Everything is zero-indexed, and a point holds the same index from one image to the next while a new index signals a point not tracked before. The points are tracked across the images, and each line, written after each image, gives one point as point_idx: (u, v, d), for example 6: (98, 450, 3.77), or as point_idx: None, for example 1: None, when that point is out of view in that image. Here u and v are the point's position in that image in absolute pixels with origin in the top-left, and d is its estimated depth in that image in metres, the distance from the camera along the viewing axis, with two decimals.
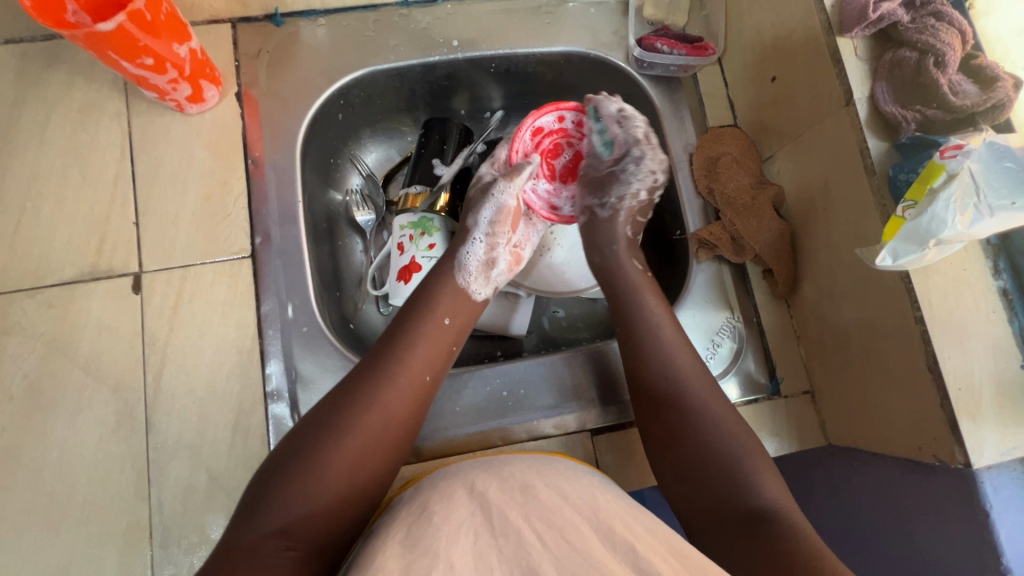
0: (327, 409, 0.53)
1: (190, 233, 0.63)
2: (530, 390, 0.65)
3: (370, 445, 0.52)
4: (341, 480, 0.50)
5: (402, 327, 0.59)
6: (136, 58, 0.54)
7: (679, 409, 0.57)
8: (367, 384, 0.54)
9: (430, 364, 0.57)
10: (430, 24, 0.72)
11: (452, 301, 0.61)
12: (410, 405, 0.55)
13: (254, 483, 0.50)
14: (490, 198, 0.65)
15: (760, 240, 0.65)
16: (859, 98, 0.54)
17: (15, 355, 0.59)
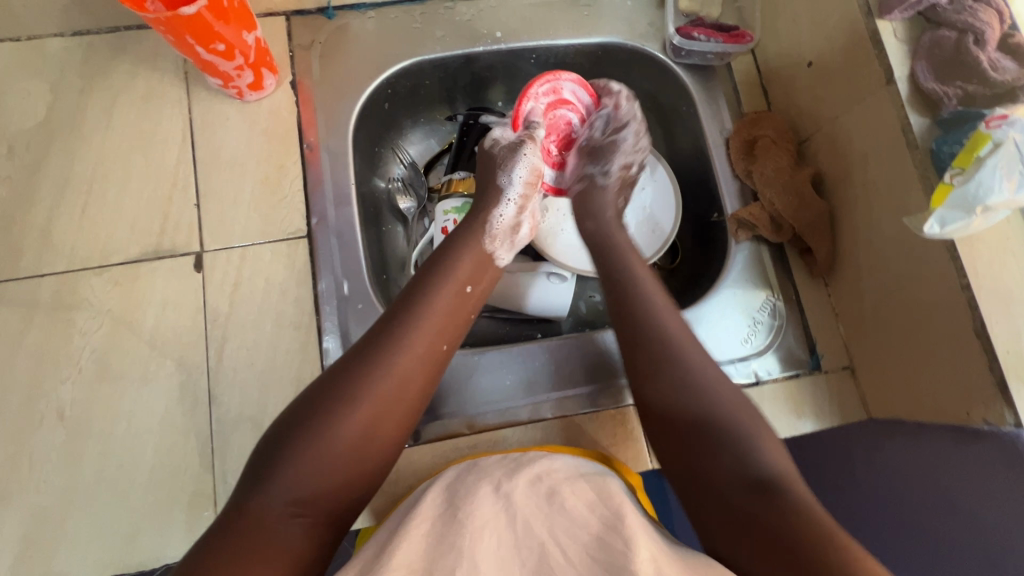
0: (342, 374, 0.51)
1: (249, 214, 0.66)
2: (576, 364, 0.67)
3: (383, 411, 0.51)
4: (354, 446, 0.49)
5: (413, 294, 0.56)
6: (210, 43, 0.57)
7: (684, 380, 0.53)
8: (378, 352, 0.52)
9: (443, 331, 0.56)
10: (474, 17, 0.75)
11: (473, 270, 0.60)
12: (423, 376, 0.54)
13: (260, 449, 0.50)
14: (521, 158, 0.67)
15: (800, 218, 0.67)
16: (900, 77, 0.56)
17: (84, 330, 0.61)
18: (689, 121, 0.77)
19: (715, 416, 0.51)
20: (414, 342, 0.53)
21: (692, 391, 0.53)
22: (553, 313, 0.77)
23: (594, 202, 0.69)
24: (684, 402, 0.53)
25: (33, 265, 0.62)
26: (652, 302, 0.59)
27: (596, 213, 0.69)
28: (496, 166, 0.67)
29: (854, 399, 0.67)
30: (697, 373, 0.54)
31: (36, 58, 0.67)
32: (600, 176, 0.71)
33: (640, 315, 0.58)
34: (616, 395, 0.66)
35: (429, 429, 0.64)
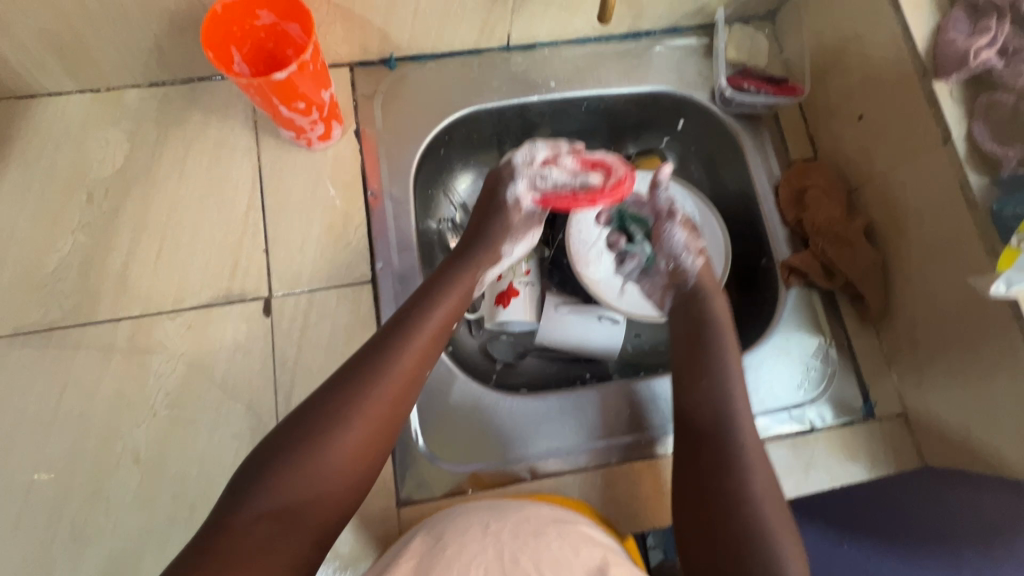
0: (338, 394, 0.53)
1: (316, 259, 0.68)
2: (611, 413, 0.68)
3: (373, 430, 0.53)
4: (343, 464, 0.51)
5: (406, 320, 0.58)
6: (291, 102, 0.60)
7: (717, 444, 0.58)
8: (370, 373, 0.54)
9: (426, 355, 0.58)
10: (529, 67, 0.78)
11: (461, 300, 0.63)
12: (409, 402, 0.56)
13: (250, 460, 0.51)
14: (529, 233, 0.71)
15: (853, 267, 0.68)
16: (957, 137, 0.58)
17: (158, 373, 0.63)
18: (737, 167, 0.79)
19: (734, 475, 0.55)
20: (403, 367, 0.56)
21: (718, 451, 0.57)
22: (603, 352, 0.78)
23: (708, 280, 0.70)
24: (711, 459, 0.57)
25: (111, 308, 0.64)
26: (721, 363, 0.62)
27: (710, 290, 0.69)
28: (501, 236, 0.69)
29: (908, 446, 0.68)
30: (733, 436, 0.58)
31: (115, 108, 0.70)
32: (694, 259, 0.70)
33: (709, 382, 0.61)
34: (653, 445, 0.67)
35: (488, 473, 0.64)
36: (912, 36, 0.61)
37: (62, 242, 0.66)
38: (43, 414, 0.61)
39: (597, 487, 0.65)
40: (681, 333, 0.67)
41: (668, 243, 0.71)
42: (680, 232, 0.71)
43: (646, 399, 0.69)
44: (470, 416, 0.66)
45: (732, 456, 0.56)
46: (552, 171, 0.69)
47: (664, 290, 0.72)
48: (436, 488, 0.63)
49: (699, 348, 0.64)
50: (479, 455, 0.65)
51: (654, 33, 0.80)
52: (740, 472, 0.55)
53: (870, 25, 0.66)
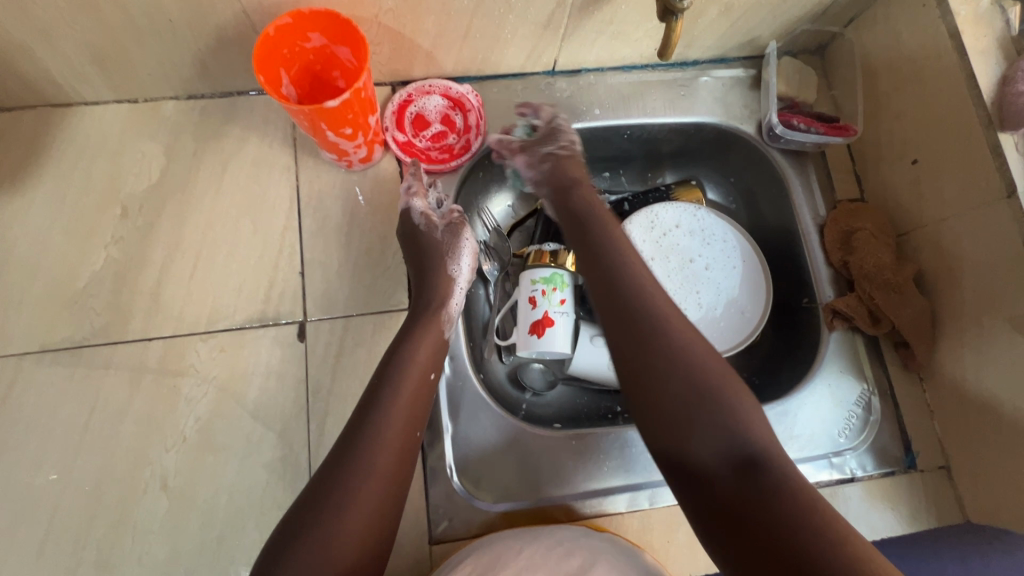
0: (327, 478, 0.50)
1: (352, 285, 0.66)
2: (608, 458, 0.66)
3: (376, 507, 0.50)
4: (353, 549, 0.47)
5: (381, 387, 0.55)
6: (340, 128, 0.59)
7: (641, 371, 0.54)
8: (360, 448, 0.51)
9: (414, 427, 0.55)
10: (573, 93, 0.76)
11: (431, 355, 0.59)
12: (394, 468, 0.52)
13: (264, 557, 0.47)
14: (463, 246, 0.67)
15: (901, 315, 0.66)
16: (1023, 193, 0.56)
17: (189, 397, 0.61)
18: (779, 203, 0.78)
19: (662, 346, 0.54)
20: (392, 433, 0.53)
21: (634, 320, 0.56)
22: None
23: (569, 169, 0.70)
24: (636, 361, 0.54)
25: (142, 328, 0.63)
26: (612, 236, 0.63)
27: (570, 182, 0.69)
28: (439, 255, 0.66)
29: (949, 499, 0.66)
30: (643, 304, 0.57)
31: (152, 120, 0.69)
32: (561, 150, 0.70)
33: (606, 269, 0.60)
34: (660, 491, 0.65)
35: (522, 512, 0.63)
36: (977, 84, 0.59)
37: (94, 256, 0.64)
38: (70, 436, 0.59)
39: (633, 531, 0.63)
40: (564, 220, 0.66)
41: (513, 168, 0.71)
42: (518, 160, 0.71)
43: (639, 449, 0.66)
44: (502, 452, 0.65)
45: (663, 373, 0.53)
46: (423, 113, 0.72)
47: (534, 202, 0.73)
48: (468, 526, 0.62)
49: (594, 229, 0.63)
50: (511, 494, 0.64)
51: (701, 63, 0.79)
52: (661, 333, 0.55)
53: (931, 70, 0.64)
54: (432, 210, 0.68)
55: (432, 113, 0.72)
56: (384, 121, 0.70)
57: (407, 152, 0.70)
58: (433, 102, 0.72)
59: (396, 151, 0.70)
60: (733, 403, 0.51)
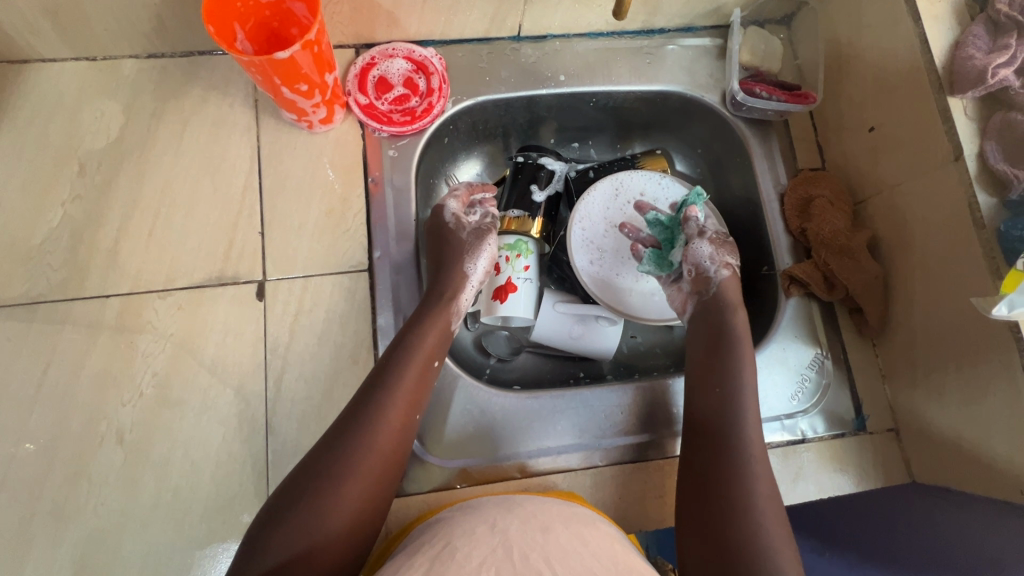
0: (330, 448, 0.54)
1: (312, 245, 0.66)
2: (620, 415, 0.68)
3: (373, 481, 0.54)
4: (349, 514, 0.52)
5: (386, 370, 0.58)
6: (295, 84, 0.59)
7: (713, 477, 0.58)
8: (364, 423, 0.55)
9: (414, 409, 0.59)
10: (539, 59, 0.76)
11: (438, 342, 0.62)
12: (394, 445, 0.56)
13: (263, 513, 0.52)
14: (482, 248, 0.69)
15: (854, 281, 0.67)
16: (969, 155, 0.57)
17: (146, 353, 0.62)
18: (743, 173, 0.78)
19: (737, 471, 0.58)
20: (393, 414, 0.56)
21: (725, 454, 0.59)
22: (598, 353, 0.78)
23: (726, 293, 0.69)
24: (712, 465, 0.59)
25: (99, 285, 0.63)
26: (737, 358, 0.64)
27: (724, 304, 0.68)
28: (460, 252, 0.68)
29: (897, 460, 0.68)
30: (741, 439, 0.60)
31: (111, 79, 0.68)
32: (718, 271, 0.70)
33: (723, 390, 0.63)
34: (650, 446, 0.67)
35: (478, 469, 0.64)
36: (930, 48, 0.60)
37: (51, 213, 0.64)
38: (26, 391, 0.59)
39: (587, 489, 0.65)
40: (703, 334, 0.68)
41: (693, 250, 0.71)
42: (706, 244, 0.70)
43: (638, 402, 0.69)
44: (465, 413, 0.66)
45: (735, 490, 0.56)
46: (385, 76, 0.72)
47: (688, 295, 0.72)
48: (424, 483, 0.63)
49: (715, 351, 0.65)
50: (471, 453, 0.65)
51: (668, 31, 0.79)
52: (743, 476, 0.57)
53: (888, 36, 0.65)
54: (464, 213, 0.72)
55: (395, 77, 0.72)
56: (347, 84, 0.70)
57: (370, 115, 0.70)
58: (396, 66, 0.72)
59: (358, 115, 0.69)
60: (772, 557, 0.52)
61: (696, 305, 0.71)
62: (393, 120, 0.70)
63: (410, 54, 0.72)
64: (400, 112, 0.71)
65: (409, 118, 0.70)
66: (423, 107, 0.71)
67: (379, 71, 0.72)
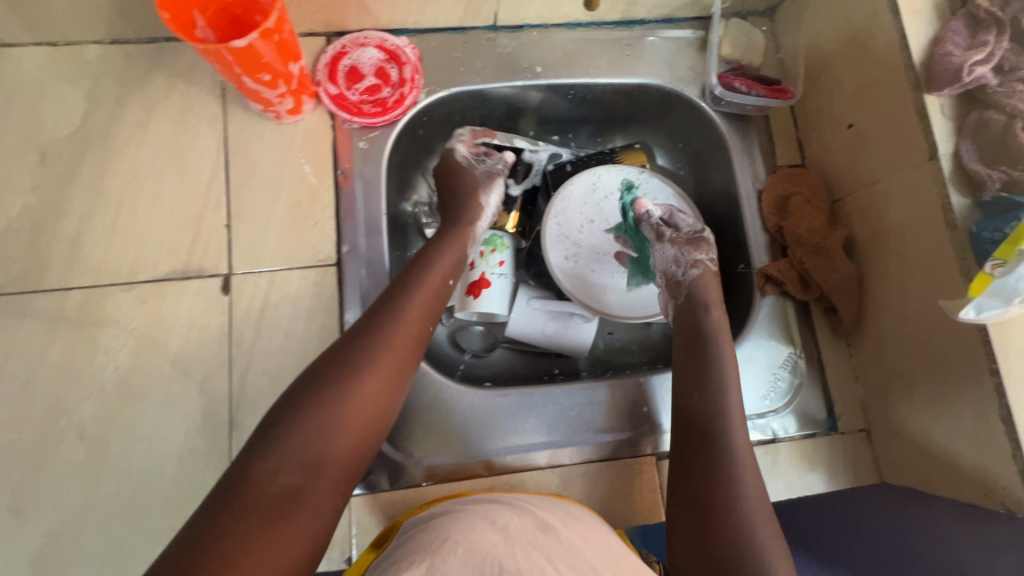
0: (348, 348, 0.55)
1: (279, 239, 0.65)
2: (597, 412, 0.67)
3: (386, 386, 0.55)
4: (365, 408, 0.53)
5: (401, 284, 0.60)
6: (257, 73, 0.57)
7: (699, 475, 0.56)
8: (383, 324, 0.57)
9: (427, 324, 0.60)
10: (515, 49, 0.75)
11: (454, 264, 0.65)
12: (410, 349, 0.57)
13: (267, 417, 0.52)
14: (496, 184, 0.72)
15: (828, 280, 0.67)
16: (944, 154, 0.56)
17: (108, 347, 0.61)
18: (722, 169, 0.77)
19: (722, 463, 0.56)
20: (406, 325, 0.57)
21: (708, 453, 0.57)
22: (573, 349, 0.77)
23: (700, 295, 0.67)
24: (697, 461, 0.57)
25: (60, 278, 0.62)
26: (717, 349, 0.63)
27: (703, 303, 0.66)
28: (474, 187, 0.70)
29: (867, 460, 0.68)
30: (725, 439, 0.57)
31: (74, 65, 0.66)
32: (685, 275, 0.69)
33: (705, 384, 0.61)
34: (622, 445, 0.67)
35: (445, 467, 0.63)
36: (909, 44, 0.59)
37: (11, 204, 0.63)
38: None
39: (554, 488, 0.64)
40: (680, 334, 0.66)
41: (659, 256, 0.71)
42: (668, 246, 0.70)
43: (612, 400, 0.68)
44: (430, 410, 0.65)
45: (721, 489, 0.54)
46: (354, 66, 0.70)
47: (666, 298, 0.71)
48: (392, 480, 0.62)
49: (696, 341, 0.64)
50: (438, 449, 0.64)
51: (648, 23, 0.77)
52: (731, 478, 0.55)
53: (868, 31, 0.63)
54: (476, 157, 0.73)
55: (366, 67, 0.70)
56: (316, 73, 0.69)
57: (340, 105, 0.68)
58: (368, 56, 0.70)
59: (328, 106, 0.68)
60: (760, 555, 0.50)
61: (675, 308, 0.69)
62: (362, 110, 0.69)
63: (383, 42, 0.71)
64: (373, 102, 0.69)
65: (379, 109, 0.69)
66: (394, 98, 0.70)
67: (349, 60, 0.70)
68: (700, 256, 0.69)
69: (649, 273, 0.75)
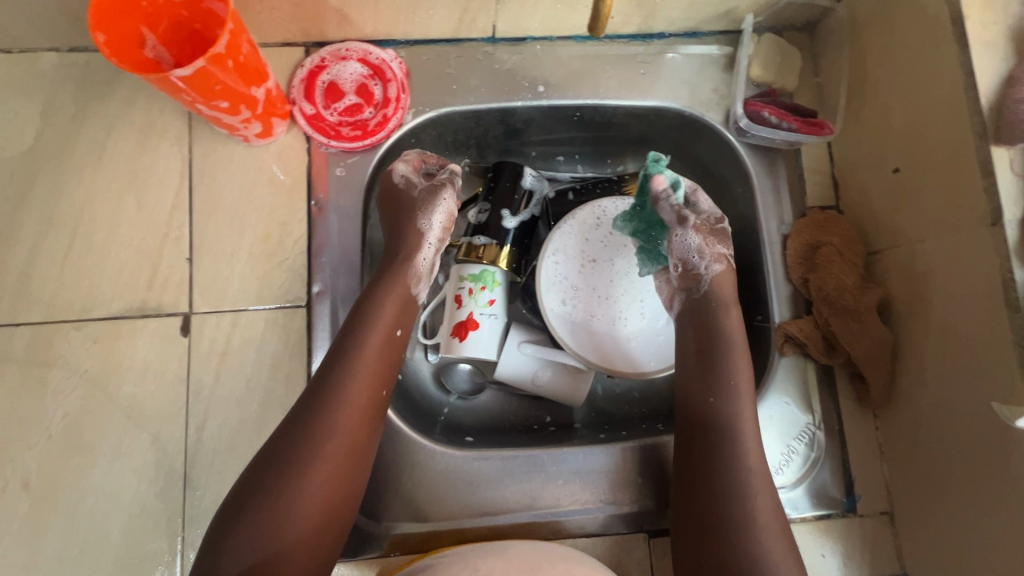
0: (289, 435, 0.50)
1: (245, 275, 0.60)
2: (592, 482, 0.60)
3: (339, 466, 0.50)
4: (316, 500, 0.49)
5: (344, 345, 0.54)
6: (214, 101, 0.51)
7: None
8: (323, 400, 0.51)
9: (377, 386, 0.54)
10: (516, 65, 0.66)
11: (399, 310, 0.57)
12: (356, 421, 0.51)
13: (223, 515, 0.49)
14: (439, 202, 0.61)
15: (858, 346, 0.59)
16: (1010, 220, 0.47)
17: (57, 391, 0.56)
18: (743, 206, 0.69)
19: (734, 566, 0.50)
20: (350, 396, 0.52)
21: (722, 503, 0.52)
22: (566, 399, 0.71)
23: (712, 296, 0.62)
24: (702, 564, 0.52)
25: (9, 313, 0.57)
26: (728, 374, 0.58)
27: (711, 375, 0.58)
28: (414, 211, 0.60)
29: (887, 549, 0.60)
30: (738, 538, 0.51)
31: (29, 75, 0.61)
32: (703, 267, 0.62)
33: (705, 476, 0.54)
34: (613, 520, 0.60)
35: (415, 536, 0.58)
36: (976, 84, 0.49)
37: None
38: None
39: None
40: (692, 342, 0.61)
41: (679, 244, 0.62)
42: (693, 235, 0.62)
43: (602, 468, 0.61)
44: (404, 473, 0.59)
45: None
46: (334, 82, 0.63)
47: (673, 290, 0.65)
48: (356, 547, 0.58)
49: (705, 378, 0.58)
50: (408, 517, 0.58)
51: (668, 36, 0.68)
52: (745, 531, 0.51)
53: (927, 62, 0.54)
54: (421, 174, 0.63)
55: (347, 83, 0.63)
56: (291, 91, 0.62)
57: (316, 127, 0.62)
58: (350, 71, 0.63)
59: (303, 127, 0.61)
60: None
61: (683, 302, 0.64)
62: (340, 134, 0.62)
63: (367, 55, 0.63)
64: (353, 125, 0.62)
65: (359, 133, 0.62)
66: (376, 121, 0.63)
67: (328, 76, 0.63)
68: (721, 246, 0.63)
69: (660, 257, 0.65)
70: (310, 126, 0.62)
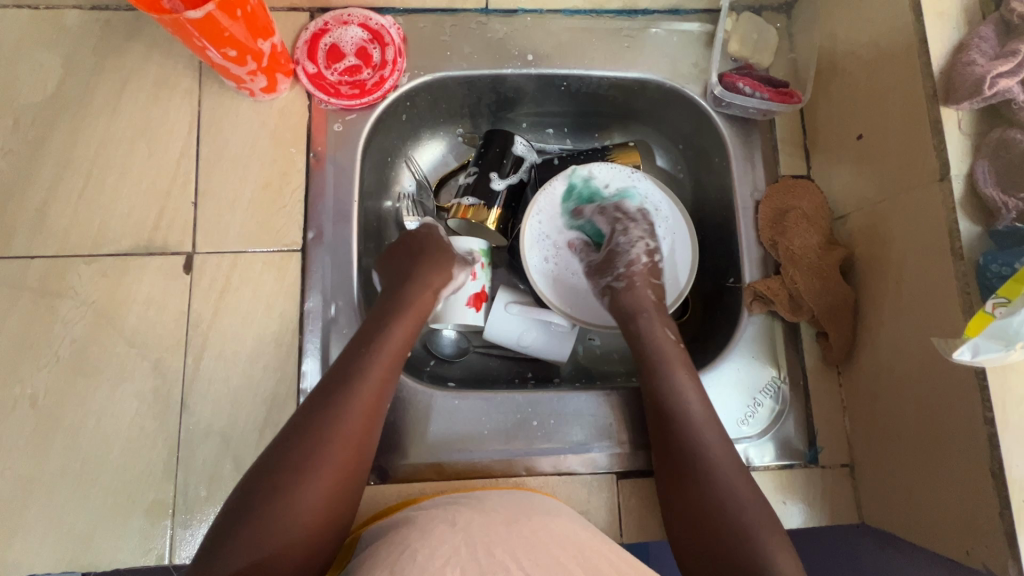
0: (292, 438, 0.52)
1: (245, 219, 0.64)
2: (565, 428, 0.64)
3: (339, 467, 0.52)
4: (317, 498, 0.51)
5: (356, 353, 0.57)
6: (222, 48, 0.56)
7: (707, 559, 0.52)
8: (327, 407, 0.54)
9: (373, 416, 0.56)
10: (507, 34, 0.71)
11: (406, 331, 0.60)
12: (360, 426, 0.54)
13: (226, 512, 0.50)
14: (469, 268, 0.68)
15: (820, 302, 0.62)
16: (956, 175, 0.50)
17: (65, 319, 0.60)
18: (721, 174, 0.72)
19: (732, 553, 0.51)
20: (352, 414, 0.54)
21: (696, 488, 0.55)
22: (551, 357, 0.74)
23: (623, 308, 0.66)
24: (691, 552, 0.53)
25: (24, 246, 0.61)
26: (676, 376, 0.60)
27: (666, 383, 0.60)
28: (438, 256, 0.66)
29: (847, 500, 0.63)
30: (726, 526, 0.52)
31: (53, 29, 0.65)
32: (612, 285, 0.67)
33: (684, 476, 0.56)
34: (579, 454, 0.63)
35: (394, 468, 0.62)
36: (929, 49, 0.53)
37: None
38: None
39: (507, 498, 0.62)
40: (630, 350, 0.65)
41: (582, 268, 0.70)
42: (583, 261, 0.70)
43: (571, 411, 0.64)
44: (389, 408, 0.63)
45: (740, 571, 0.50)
46: (336, 45, 0.67)
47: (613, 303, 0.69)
48: None
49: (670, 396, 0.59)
50: (390, 449, 0.62)
51: (652, 13, 0.72)
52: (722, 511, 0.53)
53: (887, 33, 0.58)
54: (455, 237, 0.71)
55: (348, 46, 0.68)
56: (296, 51, 0.66)
57: (317, 83, 0.66)
58: (350, 35, 0.67)
59: (305, 85, 0.65)
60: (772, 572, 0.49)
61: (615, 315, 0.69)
62: (338, 92, 0.66)
63: (367, 20, 0.67)
64: (351, 85, 0.66)
65: (357, 92, 0.66)
66: (372, 82, 0.66)
67: (331, 38, 0.67)
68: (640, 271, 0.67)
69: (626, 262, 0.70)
70: (312, 83, 0.66)
